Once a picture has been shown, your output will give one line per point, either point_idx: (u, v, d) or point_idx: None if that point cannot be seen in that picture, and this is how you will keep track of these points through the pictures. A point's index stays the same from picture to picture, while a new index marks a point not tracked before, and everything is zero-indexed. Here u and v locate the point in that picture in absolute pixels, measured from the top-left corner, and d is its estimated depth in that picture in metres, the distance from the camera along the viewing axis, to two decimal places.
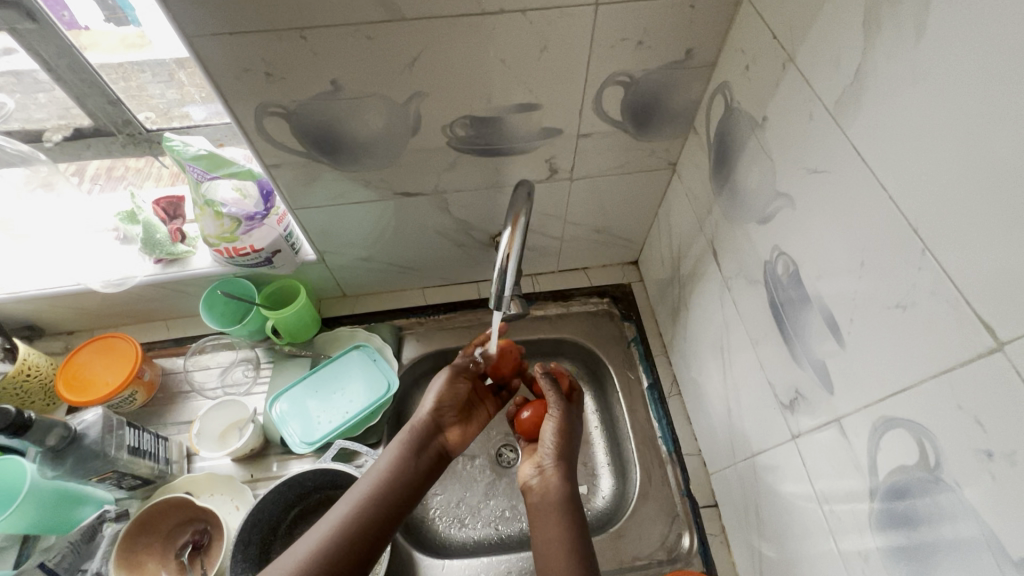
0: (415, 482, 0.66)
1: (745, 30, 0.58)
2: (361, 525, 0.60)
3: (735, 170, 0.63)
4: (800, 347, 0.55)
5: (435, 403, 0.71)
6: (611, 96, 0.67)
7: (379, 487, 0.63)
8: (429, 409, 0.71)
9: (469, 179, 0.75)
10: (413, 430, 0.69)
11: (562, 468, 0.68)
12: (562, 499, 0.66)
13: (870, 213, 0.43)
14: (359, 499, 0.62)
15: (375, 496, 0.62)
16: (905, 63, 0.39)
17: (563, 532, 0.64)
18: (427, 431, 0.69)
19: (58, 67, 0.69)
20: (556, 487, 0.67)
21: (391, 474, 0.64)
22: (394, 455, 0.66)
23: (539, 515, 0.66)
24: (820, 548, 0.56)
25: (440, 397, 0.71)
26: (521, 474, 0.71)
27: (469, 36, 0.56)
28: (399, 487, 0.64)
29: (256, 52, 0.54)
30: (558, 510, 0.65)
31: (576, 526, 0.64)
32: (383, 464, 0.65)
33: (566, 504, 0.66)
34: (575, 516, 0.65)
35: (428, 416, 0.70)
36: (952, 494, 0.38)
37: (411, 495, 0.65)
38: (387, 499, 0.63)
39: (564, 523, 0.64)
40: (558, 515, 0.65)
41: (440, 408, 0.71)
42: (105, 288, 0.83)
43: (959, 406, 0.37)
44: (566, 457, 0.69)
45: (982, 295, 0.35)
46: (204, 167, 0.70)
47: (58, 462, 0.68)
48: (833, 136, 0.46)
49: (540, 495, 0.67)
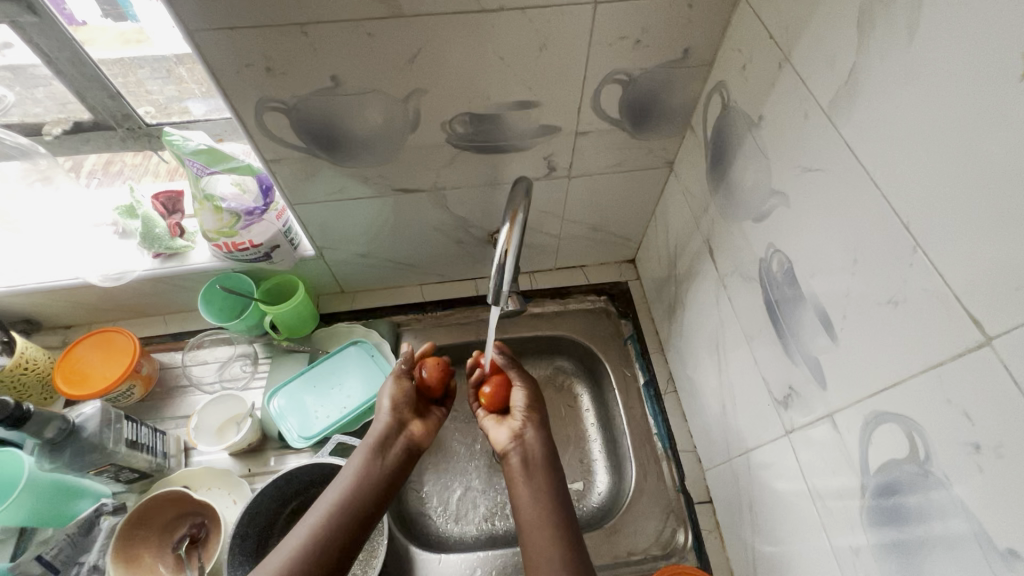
0: (387, 480, 0.66)
1: (742, 29, 0.58)
2: (337, 527, 0.60)
3: (731, 168, 0.64)
4: (793, 343, 0.56)
5: (392, 403, 0.72)
6: (609, 95, 0.67)
7: (349, 490, 0.63)
8: (388, 410, 0.71)
9: (467, 176, 0.76)
10: (377, 430, 0.69)
11: (538, 426, 0.72)
12: (542, 458, 0.69)
13: (863, 210, 0.44)
14: (331, 504, 0.61)
15: (346, 499, 0.62)
16: (898, 63, 0.39)
17: (544, 492, 0.66)
18: (391, 431, 0.70)
19: (58, 60, 0.69)
20: (536, 448, 0.70)
21: (360, 476, 0.64)
22: (361, 459, 0.66)
23: (517, 477, 0.68)
24: (812, 543, 0.57)
25: (394, 397, 0.73)
26: (495, 440, 0.73)
27: (468, 33, 0.57)
28: (370, 487, 0.64)
29: (257, 47, 0.54)
30: (539, 471, 0.68)
31: (555, 483, 0.67)
32: (351, 468, 0.65)
33: (544, 464, 0.69)
34: (555, 478, 0.68)
35: (389, 418, 0.70)
36: (941, 486, 0.39)
37: (385, 494, 0.65)
38: (359, 500, 0.63)
39: (545, 482, 0.67)
40: (538, 474, 0.68)
41: (398, 407, 0.72)
42: (104, 283, 0.84)
43: (948, 400, 0.38)
44: (537, 417, 0.73)
45: (971, 291, 0.35)
46: (204, 161, 0.71)
47: (57, 454, 0.68)
48: (827, 134, 0.47)
49: (520, 456, 0.69)
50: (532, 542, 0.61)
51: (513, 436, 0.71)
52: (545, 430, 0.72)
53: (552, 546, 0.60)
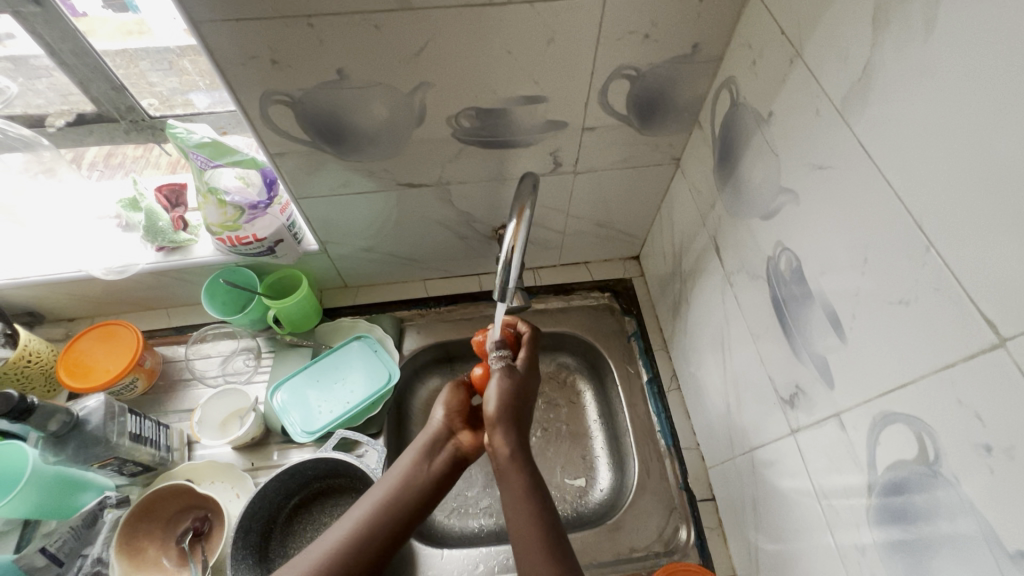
0: (431, 489, 0.66)
1: (752, 24, 0.58)
2: (376, 528, 0.61)
3: (740, 165, 0.63)
4: (801, 342, 0.55)
5: (445, 410, 0.72)
6: (617, 90, 0.67)
7: (391, 494, 0.64)
8: (440, 415, 0.71)
9: (473, 171, 0.75)
10: (428, 437, 0.69)
11: (502, 424, 0.65)
12: (516, 457, 0.64)
13: (875, 209, 0.43)
14: (375, 504, 0.63)
15: (389, 502, 0.63)
16: (913, 60, 0.39)
17: (522, 495, 0.61)
18: (442, 439, 0.70)
19: (62, 51, 0.68)
20: (502, 448, 0.65)
21: (405, 481, 0.65)
22: (407, 462, 0.67)
23: (501, 481, 0.64)
24: (817, 542, 0.57)
25: (448, 404, 0.72)
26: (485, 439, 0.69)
27: (476, 27, 0.56)
28: (412, 494, 0.65)
29: (263, 39, 0.54)
30: (516, 472, 0.63)
31: (530, 485, 0.62)
32: (398, 471, 0.66)
33: (523, 466, 0.64)
34: (533, 478, 0.63)
35: (441, 423, 0.70)
36: (950, 488, 0.39)
37: (427, 503, 0.65)
38: (401, 505, 0.63)
39: (523, 486, 0.62)
40: (516, 477, 0.63)
41: (451, 415, 0.72)
42: (107, 276, 0.83)
43: (959, 401, 0.38)
44: (504, 413, 0.66)
45: (984, 292, 0.35)
46: (208, 155, 0.69)
47: (62, 446, 0.69)
48: (839, 132, 0.46)
49: (495, 457, 0.66)
50: (518, 551, 0.58)
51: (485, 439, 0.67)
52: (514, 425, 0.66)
53: (533, 557, 0.57)
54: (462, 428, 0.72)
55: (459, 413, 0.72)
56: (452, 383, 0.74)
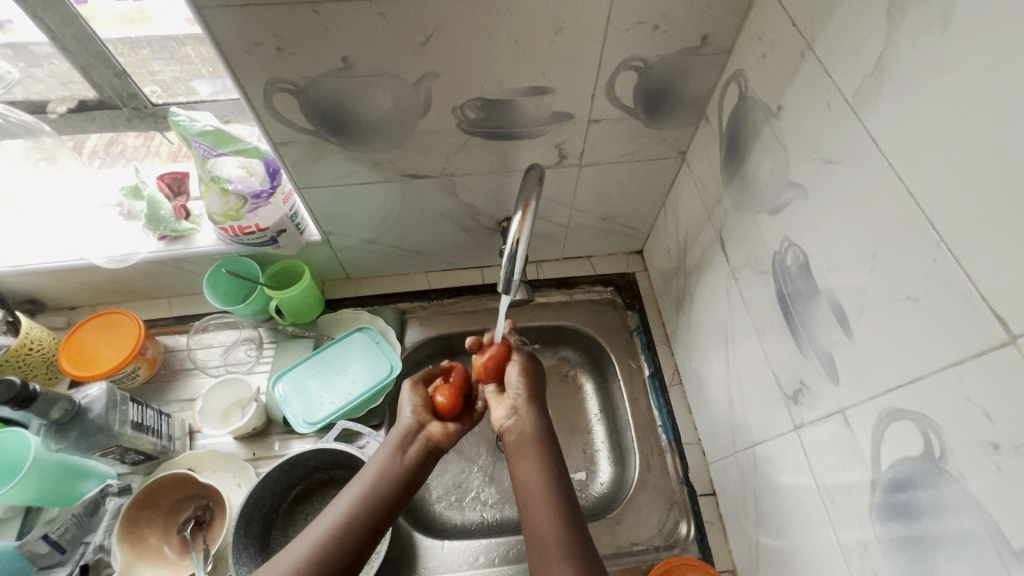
0: (409, 479, 0.66)
1: (763, 17, 0.57)
2: (357, 523, 0.60)
3: (747, 159, 0.63)
4: (806, 338, 0.55)
5: (412, 407, 0.72)
6: (624, 82, 0.66)
7: (367, 492, 0.63)
8: (408, 413, 0.71)
9: (477, 163, 0.75)
10: (398, 433, 0.69)
11: (532, 403, 0.72)
12: (539, 432, 0.69)
13: (885, 205, 0.43)
14: (354, 500, 0.62)
15: (368, 496, 0.63)
16: (929, 54, 0.38)
17: (539, 465, 0.66)
18: (412, 433, 0.69)
19: (63, 36, 0.67)
20: (530, 423, 0.70)
21: (381, 474, 0.65)
22: (380, 459, 0.66)
23: (515, 454, 0.68)
24: (819, 538, 0.57)
25: (414, 401, 0.73)
26: (494, 420, 0.73)
27: (483, 16, 0.55)
28: (391, 487, 0.64)
29: (268, 26, 0.53)
30: (535, 444, 0.68)
31: (552, 457, 0.67)
32: (372, 468, 0.66)
33: (541, 439, 0.69)
34: (548, 457, 0.67)
35: (410, 420, 0.70)
36: (956, 485, 0.39)
37: (406, 494, 0.65)
38: (379, 499, 0.63)
39: (540, 456, 0.67)
40: (536, 449, 0.68)
41: (418, 410, 0.72)
42: (108, 265, 0.83)
43: (967, 398, 0.37)
44: (533, 393, 0.73)
45: (996, 289, 0.35)
46: (210, 143, 0.68)
47: (63, 434, 0.70)
48: (850, 126, 0.46)
49: (517, 434, 0.70)
50: (533, 517, 0.62)
51: (510, 414, 0.71)
52: (541, 405, 0.72)
53: (549, 522, 0.61)
54: (432, 419, 0.72)
55: (425, 408, 0.73)
56: (412, 382, 0.75)
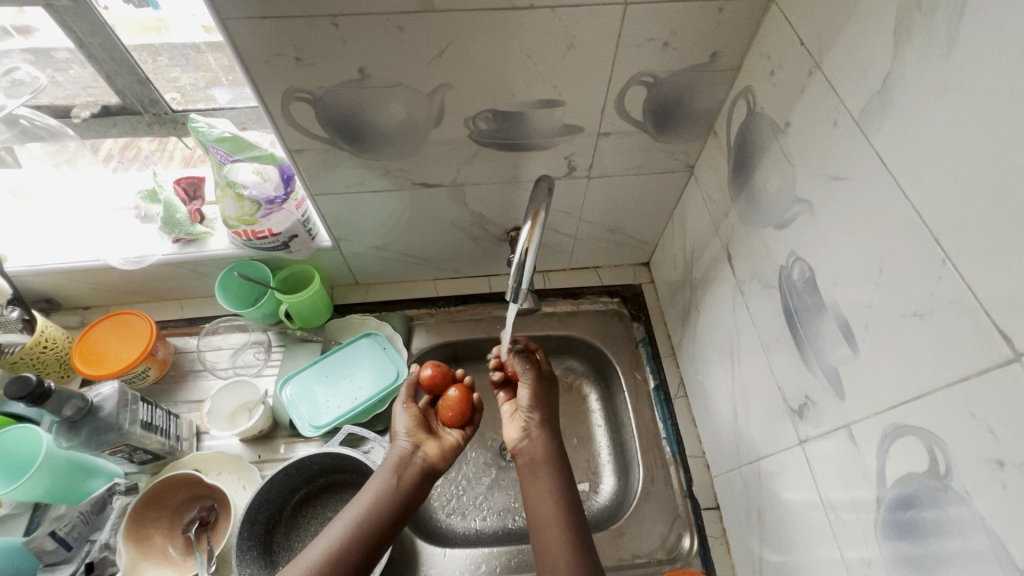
0: (406, 502, 0.66)
1: (772, 35, 0.58)
2: (352, 547, 0.61)
3: (755, 174, 0.63)
4: (812, 352, 0.55)
5: (406, 426, 0.72)
6: (634, 96, 0.67)
7: (364, 514, 0.63)
8: (403, 434, 0.71)
9: (488, 174, 0.76)
10: (394, 456, 0.69)
11: (544, 426, 0.72)
12: (548, 457, 0.70)
13: (890, 221, 0.43)
14: (351, 522, 0.62)
15: (365, 519, 0.63)
16: (934, 74, 0.39)
17: (552, 489, 0.67)
18: (407, 457, 0.69)
19: (90, 44, 0.69)
20: (542, 447, 0.70)
21: (379, 495, 0.65)
22: (378, 482, 0.66)
23: (527, 475, 0.69)
24: (823, 554, 0.56)
25: (407, 420, 0.73)
26: (506, 438, 0.74)
27: (497, 31, 0.57)
28: (387, 510, 0.64)
29: (289, 37, 0.55)
30: (547, 469, 0.69)
31: (563, 480, 0.68)
32: (371, 488, 0.66)
33: (550, 464, 0.69)
34: (563, 478, 0.68)
35: (405, 441, 0.70)
36: (961, 501, 0.39)
37: (403, 515, 0.65)
38: (377, 520, 0.63)
39: (552, 481, 0.67)
40: (548, 472, 0.68)
41: (413, 430, 0.72)
42: (123, 266, 0.84)
43: (972, 415, 0.38)
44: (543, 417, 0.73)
45: (1000, 306, 0.35)
46: (228, 150, 0.71)
47: (74, 431, 0.70)
48: (857, 143, 0.47)
49: (528, 455, 0.70)
50: (542, 541, 0.63)
51: (523, 436, 0.72)
52: (553, 429, 0.72)
53: (558, 544, 0.62)
54: (427, 439, 0.72)
55: (419, 427, 0.73)
56: (403, 400, 0.75)
